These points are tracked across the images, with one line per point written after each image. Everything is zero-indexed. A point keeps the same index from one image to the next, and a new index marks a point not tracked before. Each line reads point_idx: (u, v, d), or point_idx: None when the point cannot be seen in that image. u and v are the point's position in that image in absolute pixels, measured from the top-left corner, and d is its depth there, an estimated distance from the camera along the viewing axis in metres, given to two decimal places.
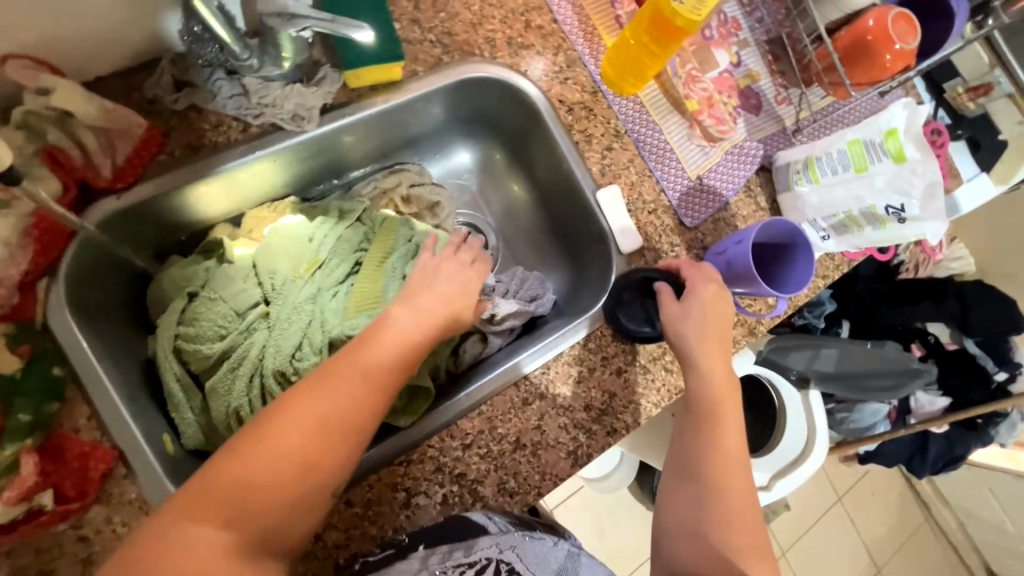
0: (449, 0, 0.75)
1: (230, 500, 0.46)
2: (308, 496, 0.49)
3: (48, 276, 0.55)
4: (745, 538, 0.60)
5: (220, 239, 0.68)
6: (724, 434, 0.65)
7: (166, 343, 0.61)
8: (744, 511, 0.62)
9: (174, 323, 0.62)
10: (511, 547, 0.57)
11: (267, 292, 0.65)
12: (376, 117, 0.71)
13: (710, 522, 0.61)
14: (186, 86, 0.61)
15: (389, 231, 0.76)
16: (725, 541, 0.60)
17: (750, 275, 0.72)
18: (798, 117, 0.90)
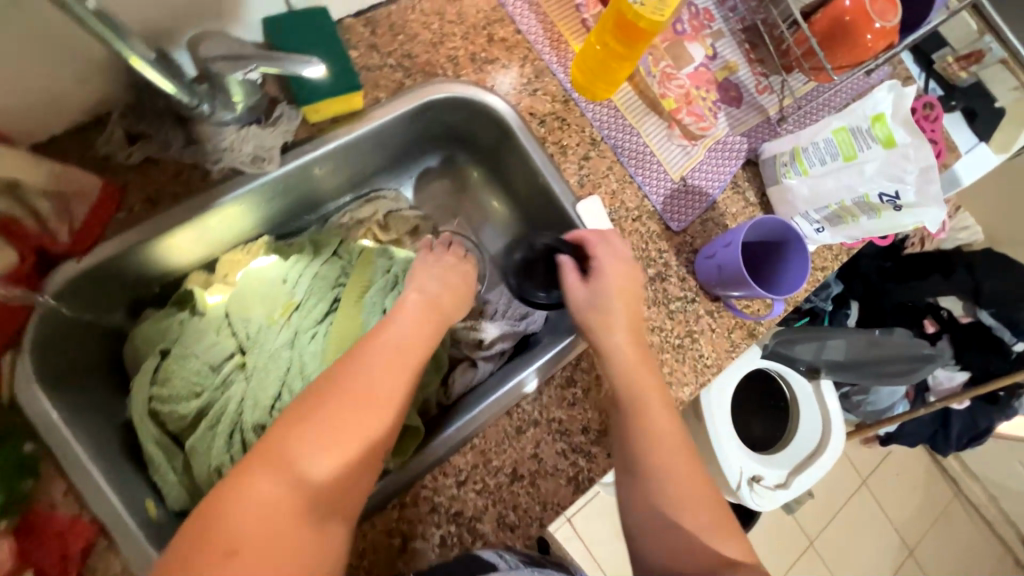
0: (406, 21, 0.72)
1: (289, 472, 0.45)
2: (362, 466, 0.48)
3: (12, 350, 0.54)
4: (700, 512, 0.59)
5: (191, 290, 0.67)
6: (659, 415, 0.63)
7: (141, 407, 0.60)
8: (693, 482, 0.61)
9: (148, 384, 0.61)
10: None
11: (244, 341, 0.65)
12: (341, 149, 0.69)
13: (671, 513, 0.59)
14: (139, 138, 0.59)
15: (366, 263, 0.74)
16: (689, 527, 0.58)
17: (742, 279, 0.69)
18: (781, 105, 0.86)
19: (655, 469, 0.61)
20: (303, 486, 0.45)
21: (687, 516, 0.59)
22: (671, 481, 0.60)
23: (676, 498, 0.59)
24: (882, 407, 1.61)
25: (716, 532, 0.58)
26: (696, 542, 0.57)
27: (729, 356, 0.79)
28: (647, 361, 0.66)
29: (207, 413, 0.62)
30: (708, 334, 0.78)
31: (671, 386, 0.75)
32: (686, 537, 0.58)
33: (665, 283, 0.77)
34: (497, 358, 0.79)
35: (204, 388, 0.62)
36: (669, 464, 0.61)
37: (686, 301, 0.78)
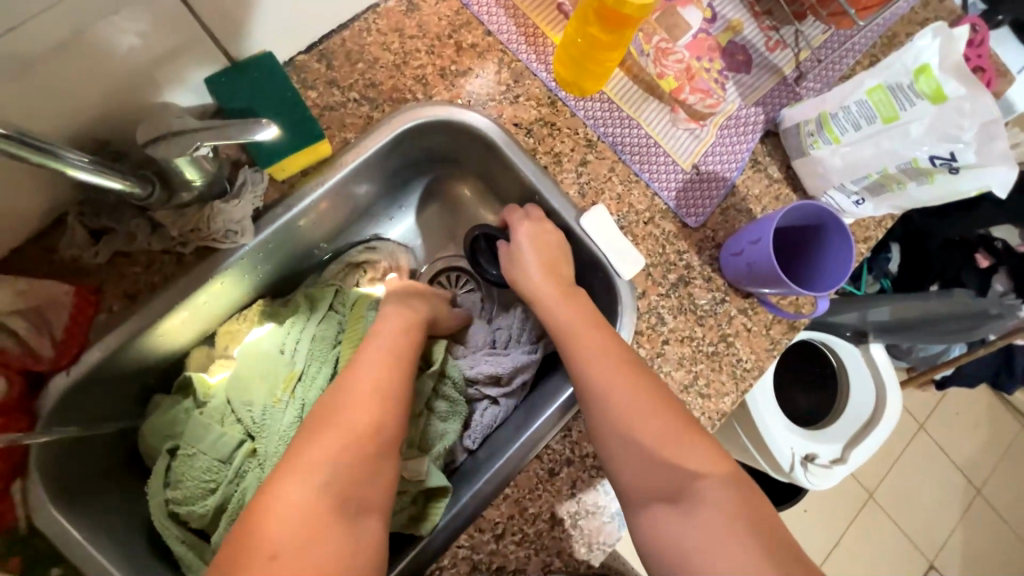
0: (363, 46, 0.65)
1: (314, 463, 0.49)
2: (379, 456, 0.52)
3: (20, 476, 0.52)
4: (655, 422, 0.57)
5: (191, 376, 0.65)
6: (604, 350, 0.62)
7: (159, 509, 0.59)
8: (644, 397, 0.58)
9: (161, 487, 0.60)
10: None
11: (253, 422, 0.63)
12: (319, 201, 0.64)
13: (626, 435, 0.57)
14: (103, 233, 0.55)
15: (357, 317, 0.69)
16: (655, 447, 0.56)
17: (776, 277, 0.61)
18: (798, 60, 0.76)
19: (609, 403, 0.58)
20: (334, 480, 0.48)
21: (653, 438, 0.56)
22: (629, 409, 0.57)
23: (636, 424, 0.57)
24: (936, 352, 1.52)
25: (687, 446, 0.55)
26: (665, 461, 0.55)
27: (770, 355, 0.71)
28: (582, 307, 0.66)
29: (226, 505, 0.61)
30: (744, 334, 0.71)
31: (711, 399, 0.69)
32: (655, 458, 0.55)
33: (690, 287, 0.70)
34: (517, 392, 0.74)
35: (217, 482, 0.61)
36: (616, 387, 0.59)
37: (715, 302, 0.71)
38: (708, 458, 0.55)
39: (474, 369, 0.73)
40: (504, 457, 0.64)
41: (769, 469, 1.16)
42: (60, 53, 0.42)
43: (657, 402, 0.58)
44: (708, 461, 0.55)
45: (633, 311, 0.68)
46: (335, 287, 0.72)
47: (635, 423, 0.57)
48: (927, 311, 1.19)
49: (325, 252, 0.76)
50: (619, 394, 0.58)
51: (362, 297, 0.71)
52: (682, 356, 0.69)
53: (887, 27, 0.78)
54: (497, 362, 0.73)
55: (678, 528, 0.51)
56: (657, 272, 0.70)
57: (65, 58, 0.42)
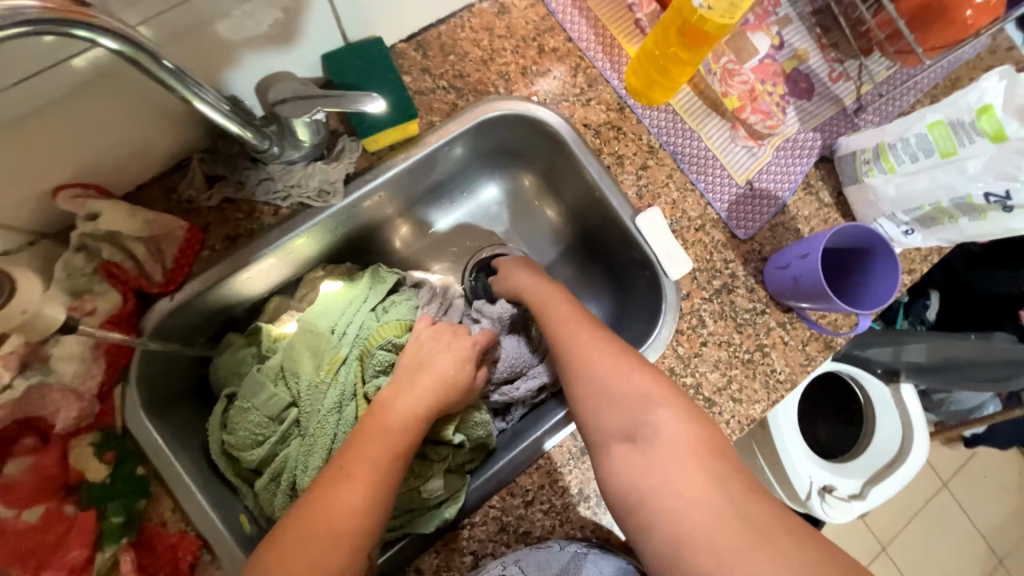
0: (455, 41, 0.72)
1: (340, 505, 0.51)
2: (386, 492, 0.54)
3: (121, 382, 0.60)
4: (608, 363, 0.62)
5: (259, 325, 0.69)
6: (572, 315, 0.69)
7: (216, 448, 0.64)
8: (598, 346, 0.64)
9: (219, 428, 0.64)
10: (514, 561, 0.59)
11: (298, 397, 0.65)
12: (401, 174, 0.71)
13: (586, 379, 0.62)
14: (216, 180, 0.63)
15: (372, 344, 0.68)
16: (619, 393, 0.60)
17: (822, 292, 0.64)
18: (859, 93, 0.79)
19: (574, 350, 0.65)
20: (334, 481, 0.53)
21: (617, 387, 0.60)
22: (595, 359, 0.63)
23: (601, 371, 0.62)
24: (967, 407, 1.50)
25: (653, 394, 0.59)
26: (626, 402, 0.59)
27: (804, 371, 0.74)
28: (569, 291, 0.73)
29: (272, 458, 0.64)
30: (781, 347, 0.74)
31: (743, 403, 0.71)
32: (618, 401, 0.60)
33: (732, 295, 0.74)
34: (543, 394, 0.77)
35: (266, 436, 0.64)
36: (575, 340, 0.66)
37: (755, 313, 0.74)
38: (676, 402, 0.59)
39: (512, 394, 0.75)
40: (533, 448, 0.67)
41: (784, 496, 1.16)
42: (221, 19, 0.49)
43: (621, 355, 0.62)
44: (672, 403, 0.59)
45: (676, 310, 0.72)
46: (387, 284, 0.74)
47: (599, 371, 0.62)
48: (965, 355, 1.16)
49: (393, 227, 0.82)
50: (583, 347, 0.64)
51: (407, 295, 0.75)
52: (719, 360, 0.72)
53: (951, 70, 0.81)
54: (541, 375, 0.76)
55: (634, 462, 0.56)
56: (703, 277, 0.73)
57: (223, 24, 0.50)
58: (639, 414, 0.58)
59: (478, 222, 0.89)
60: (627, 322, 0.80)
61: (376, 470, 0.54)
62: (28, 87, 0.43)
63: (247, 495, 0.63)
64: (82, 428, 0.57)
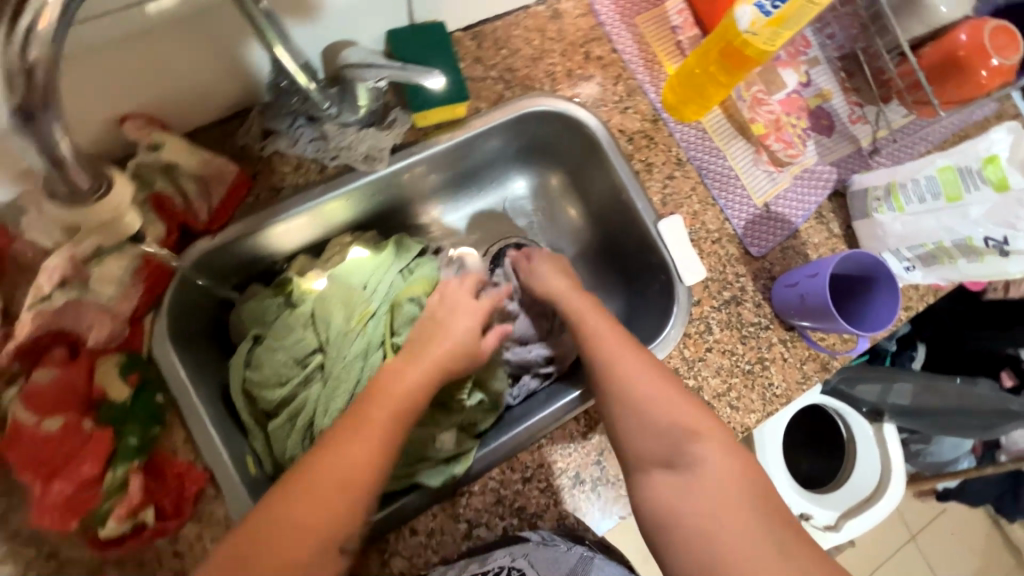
0: (510, 37, 0.76)
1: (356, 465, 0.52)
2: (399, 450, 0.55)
3: (153, 310, 0.61)
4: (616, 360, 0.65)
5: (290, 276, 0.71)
6: (607, 337, 0.67)
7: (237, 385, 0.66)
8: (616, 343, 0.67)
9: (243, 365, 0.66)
10: (523, 554, 0.60)
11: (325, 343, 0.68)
12: (442, 153, 0.74)
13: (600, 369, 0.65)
14: (271, 133, 0.66)
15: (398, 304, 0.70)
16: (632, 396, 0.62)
17: (827, 311, 0.68)
18: (875, 136, 0.85)
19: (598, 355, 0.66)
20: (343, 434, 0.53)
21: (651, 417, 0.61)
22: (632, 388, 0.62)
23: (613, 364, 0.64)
24: (945, 459, 1.52)
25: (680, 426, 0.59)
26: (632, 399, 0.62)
27: (800, 388, 0.77)
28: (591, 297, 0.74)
29: (292, 399, 0.67)
30: (780, 362, 0.77)
31: (739, 411, 0.75)
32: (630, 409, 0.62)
33: (740, 307, 0.77)
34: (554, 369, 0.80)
35: (290, 377, 0.67)
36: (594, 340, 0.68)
37: (759, 327, 0.78)
38: (711, 431, 0.59)
39: (525, 356, 0.79)
40: (536, 423, 0.70)
41: None
42: None
43: (635, 354, 0.65)
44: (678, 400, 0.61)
45: (686, 314, 0.76)
46: (414, 253, 0.77)
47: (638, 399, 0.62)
48: (951, 402, 1.19)
49: (422, 205, 0.85)
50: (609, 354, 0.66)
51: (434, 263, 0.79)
52: (721, 366, 0.75)
53: (961, 127, 0.86)
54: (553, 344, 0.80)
55: (679, 499, 0.56)
56: (714, 286, 0.77)
57: None
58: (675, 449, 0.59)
59: (503, 211, 0.92)
60: (635, 322, 0.84)
61: (396, 429, 0.56)
62: (128, 14, 0.46)
63: (257, 437, 0.65)
64: (111, 347, 0.58)
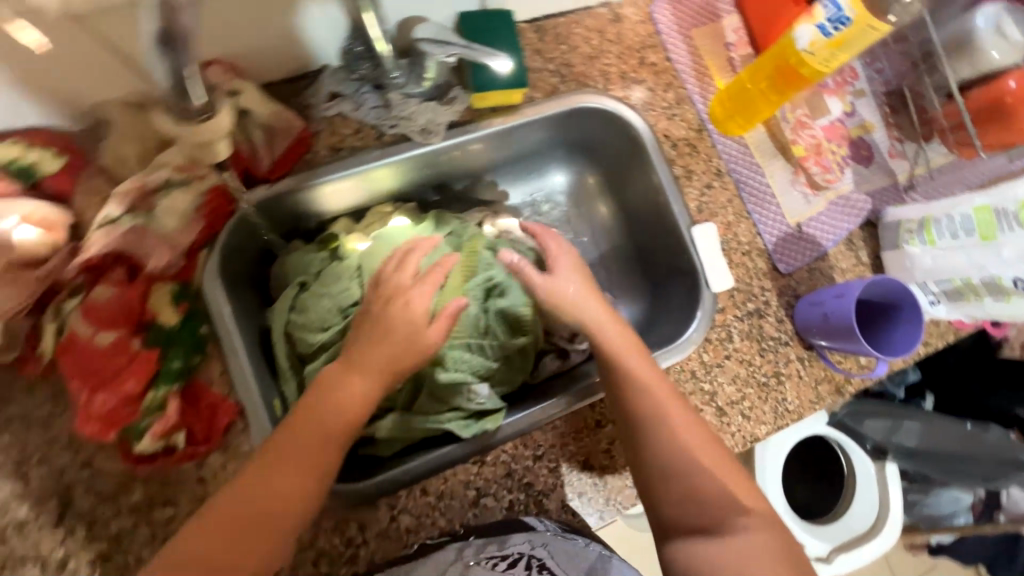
0: (571, 34, 0.79)
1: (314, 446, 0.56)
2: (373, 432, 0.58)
3: (207, 247, 0.64)
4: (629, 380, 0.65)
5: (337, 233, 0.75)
6: (666, 390, 0.65)
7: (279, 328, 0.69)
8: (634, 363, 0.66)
9: (286, 309, 0.70)
10: (542, 543, 0.60)
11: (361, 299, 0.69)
12: (493, 135, 0.77)
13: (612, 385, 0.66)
14: (336, 95, 0.69)
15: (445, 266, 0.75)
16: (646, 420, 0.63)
17: (850, 332, 0.69)
18: (912, 173, 0.87)
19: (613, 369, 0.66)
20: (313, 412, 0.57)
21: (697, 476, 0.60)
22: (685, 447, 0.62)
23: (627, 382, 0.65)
24: (941, 514, 1.47)
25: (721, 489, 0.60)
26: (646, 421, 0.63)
27: (812, 407, 0.79)
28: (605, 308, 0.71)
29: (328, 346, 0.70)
30: (795, 379, 0.79)
31: (750, 421, 0.76)
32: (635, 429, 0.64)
33: (762, 320, 0.79)
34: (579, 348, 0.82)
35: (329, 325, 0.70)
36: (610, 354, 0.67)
37: (779, 342, 0.79)
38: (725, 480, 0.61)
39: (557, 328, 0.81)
40: (554, 404, 0.71)
41: None
42: None
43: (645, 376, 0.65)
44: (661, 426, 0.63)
45: (708, 320, 0.77)
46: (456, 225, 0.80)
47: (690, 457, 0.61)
48: (958, 446, 1.19)
49: (464, 185, 0.88)
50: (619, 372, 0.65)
51: (477, 236, 0.80)
52: (738, 375, 0.77)
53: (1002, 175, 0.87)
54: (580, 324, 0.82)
55: (716, 558, 0.57)
56: (739, 297, 0.79)
57: None
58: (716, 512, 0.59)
59: (539, 202, 0.94)
60: (657, 323, 0.86)
61: None
62: None
63: (288, 381, 0.68)
64: (166, 276, 0.61)
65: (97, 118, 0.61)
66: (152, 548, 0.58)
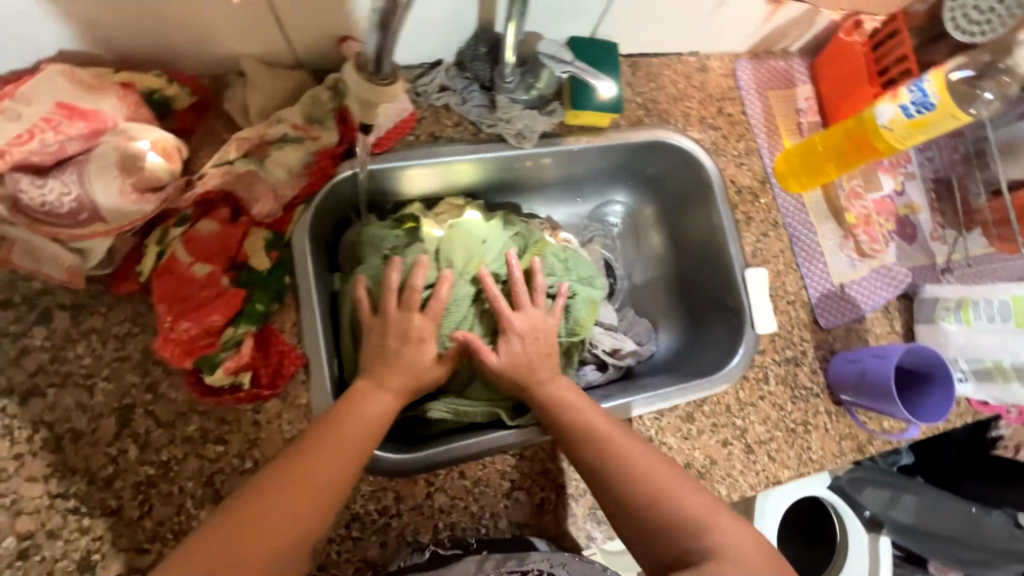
0: (662, 74, 0.85)
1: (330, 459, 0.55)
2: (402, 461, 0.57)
3: (304, 203, 0.67)
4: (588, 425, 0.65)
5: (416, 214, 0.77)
6: (611, 424, 0.65)
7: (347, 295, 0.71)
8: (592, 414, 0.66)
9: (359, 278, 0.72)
10: (561, 563, 0.60)
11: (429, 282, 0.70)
12: (575, 151, 0.81)
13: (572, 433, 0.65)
14: (446, 89, 0.74)
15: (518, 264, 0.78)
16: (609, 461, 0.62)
17: (888, 392, 0.72)
18: (950, 257, 0.92)
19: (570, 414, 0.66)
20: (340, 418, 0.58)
21: (640, 488, 0.60)
22: (613, 466, 0.62)
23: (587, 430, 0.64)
24: None
25: (675, 487, 0.60)
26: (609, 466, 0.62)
27: (833, 460, 0.81)
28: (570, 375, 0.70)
29: None
30: (821, 430, 0.81)
31: (775, 463, 0.78)
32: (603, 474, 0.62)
33: (797, 368, 0.82)
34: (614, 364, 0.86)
35: None
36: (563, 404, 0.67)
37: (811, 393, 0.82)
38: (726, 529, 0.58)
39: (600, 343, 0.85)
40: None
41: None
42: None
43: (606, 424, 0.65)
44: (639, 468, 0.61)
45: (748, 359, 0.81)
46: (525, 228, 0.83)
47: (633, 480, 0.61)
48: (952, 527, 1.20)
49: (532, 194, 0.92)
50: (576, 414, 0.66)
51: (544, 242, 0.82)
52: (769, 417, 0.79)
53: None
54: (619, 339, 0.87)
55: None
56: (780, 342, 0.83)
57: None
58: (679, 516, 0.58)
59: (596, 222, 0.98)
60: (694, 356, 0.89)
61: None
62: None
63: (348, 344, 0.69)
64: (264, 222, 0.64)
65: (230, 67, 0.65)
66: (198, 482, 0.58)
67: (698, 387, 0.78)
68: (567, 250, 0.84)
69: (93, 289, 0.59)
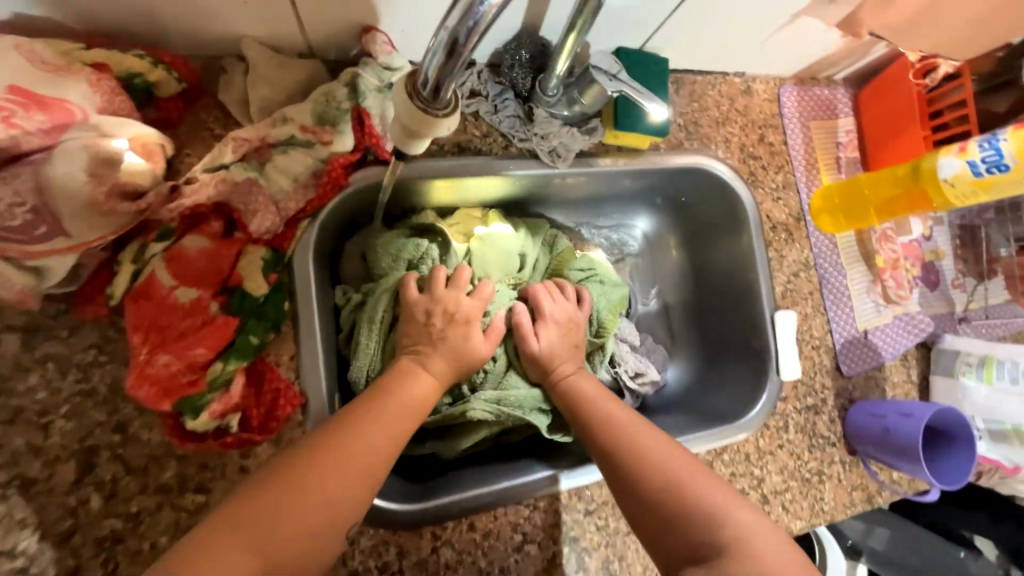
0: (705, 94, 0.79)
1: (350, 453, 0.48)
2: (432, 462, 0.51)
3: (309, 217, 0.58)
4: (606, 412, 0.60)
5: (439, 226, 0.69)
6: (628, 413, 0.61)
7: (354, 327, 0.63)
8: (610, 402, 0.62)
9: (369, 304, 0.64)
10: None
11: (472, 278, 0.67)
12: (608, 172, 0.74)
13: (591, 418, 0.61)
14: (476, 94, 0.65)
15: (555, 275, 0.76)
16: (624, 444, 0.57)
17: (910, 451, 0.72)
18: (968, 305, 0.90)
19: (591, 403, 0.62)
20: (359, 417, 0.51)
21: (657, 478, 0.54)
22: (630, 451, 0.56)
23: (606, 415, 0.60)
24: None
25: (685, 480, 0.53)
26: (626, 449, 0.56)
27: (843, 511, 0.79)
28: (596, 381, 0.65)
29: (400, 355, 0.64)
30: (835, 481, 0.79)
31: (788, 514, 0.76)
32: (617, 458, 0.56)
33: (816, 417, 0.80)
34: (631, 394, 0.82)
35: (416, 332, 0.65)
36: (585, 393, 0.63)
37: (827, 442, 0.80)
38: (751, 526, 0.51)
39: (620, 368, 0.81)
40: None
41: None
42: None
43: (626, 412, 0.61)
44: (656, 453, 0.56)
45: (770, 406, 0.78)
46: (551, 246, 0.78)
47: (650, 467, 0.54)
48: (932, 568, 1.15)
49: (556, 212, 0.85)
50: (596, 402, 0.62)
51: (568, 250, 0.78)
52: (786, 466, 0.77)
53: None
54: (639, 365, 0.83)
55: None
56: (801, 390, 0.80)
57: None
58: (699, 508, 0.51)
59: (619, 244, 0.92)
60: (712, 395, 0.85)
61: None
62: None
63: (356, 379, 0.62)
64: (262, 239, 0.54)
65: (229, 52, 0.55)
66: (173, 538, 0.50)
67: (718, 434, 0.74)
68: (590, 259, 0.79)
69: (52, 308, 0.50)
